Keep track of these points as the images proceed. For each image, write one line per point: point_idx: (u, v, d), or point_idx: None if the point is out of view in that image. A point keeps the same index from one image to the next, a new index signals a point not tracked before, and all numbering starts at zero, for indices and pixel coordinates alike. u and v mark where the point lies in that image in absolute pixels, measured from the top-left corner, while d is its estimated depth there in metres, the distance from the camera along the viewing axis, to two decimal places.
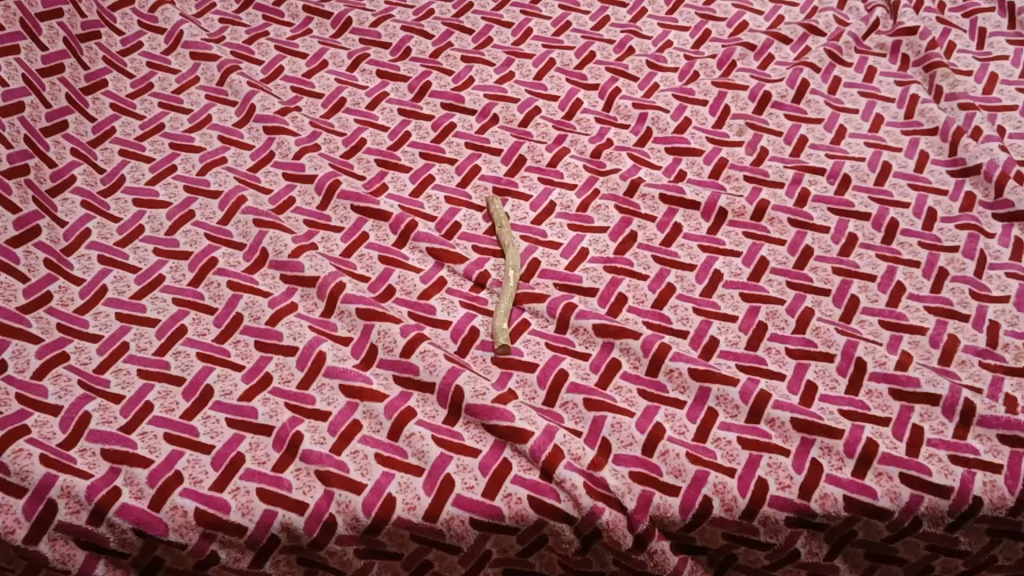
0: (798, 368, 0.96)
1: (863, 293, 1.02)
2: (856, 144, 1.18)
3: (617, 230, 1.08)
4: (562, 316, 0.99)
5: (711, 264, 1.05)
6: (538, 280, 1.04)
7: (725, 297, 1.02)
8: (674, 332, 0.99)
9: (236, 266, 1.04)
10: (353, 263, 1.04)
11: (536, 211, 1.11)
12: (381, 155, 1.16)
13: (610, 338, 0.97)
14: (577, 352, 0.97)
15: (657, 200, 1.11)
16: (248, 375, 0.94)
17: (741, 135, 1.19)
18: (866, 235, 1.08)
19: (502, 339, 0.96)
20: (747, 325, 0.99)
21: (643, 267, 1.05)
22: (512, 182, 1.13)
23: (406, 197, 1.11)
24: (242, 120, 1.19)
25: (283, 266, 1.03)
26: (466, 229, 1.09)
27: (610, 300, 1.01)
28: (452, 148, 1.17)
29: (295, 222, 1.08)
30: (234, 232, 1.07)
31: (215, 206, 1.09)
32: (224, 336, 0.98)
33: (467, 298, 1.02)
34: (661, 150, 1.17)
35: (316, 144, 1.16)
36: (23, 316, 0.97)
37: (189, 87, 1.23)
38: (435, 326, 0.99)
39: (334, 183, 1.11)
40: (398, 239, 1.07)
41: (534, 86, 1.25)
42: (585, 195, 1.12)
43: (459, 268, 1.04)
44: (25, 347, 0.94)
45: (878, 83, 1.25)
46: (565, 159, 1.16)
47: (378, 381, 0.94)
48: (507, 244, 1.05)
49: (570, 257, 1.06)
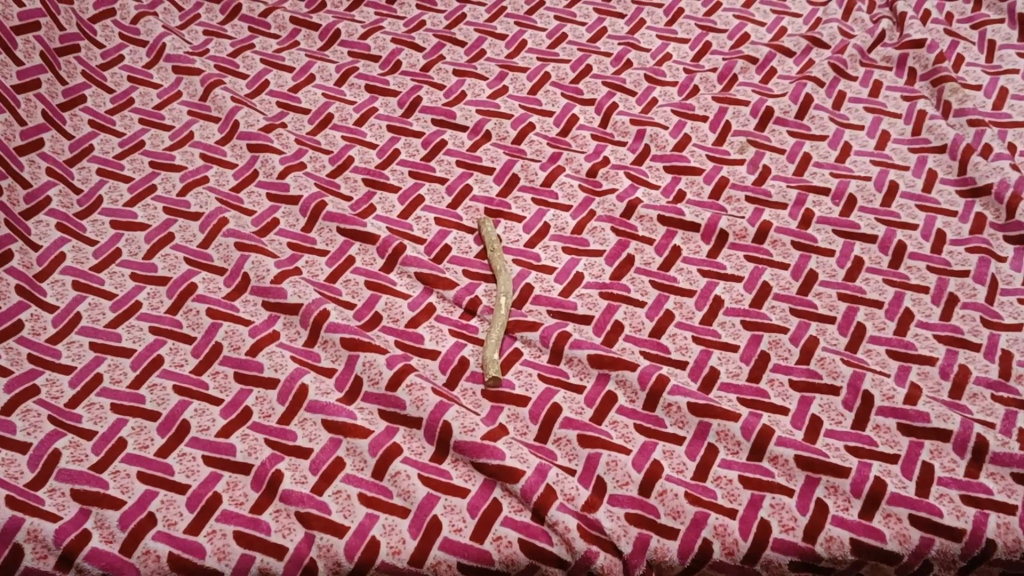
0: (802, 401, 0.92)
1: (870, 321, 0.98)
2: (862, 163, 1.13)
3: (614, 254, 1.04)
4: (556, 345, 0.95)
5: (711, 290, 1.01)
6: (530, 307, 0.99)
7: (726, 325, 0.98)
8: (673, 363, 0.94)
9: (216, 292, 1.00)
10: (338, 289, 1.00)
11: (529, 233, 1.06)
12: (368, 174, 1.12)
13: (606, 369, 0.93)
14: (572, 384, 0.93)
15: (655, 221, 1.07)
16: (227, 409, 0.90)
17: (743, 153, 1.14)
18: (873, 258, 1.04)
19: (492, 371, 0.92)
20: (749, 355, 0.95)
21: (640, 293, 1.00)
22: (504, 203, 1.09)
23: (394, 218, 1.07)
24: (225, 137, 1.15)
25: (265, 292, 0.99)
26: (456, 253, 1.04)
27: (606, 329, 0.97)
28: (443, 167, 1.13)
29: (278, 245, 1.04)
30: (215, 256, 1.03)
31: (195, 228, 1.05)
32: (202, 367, 0.93)
33: (457, 326, 0.98)
34: (660, 168, 1.13)
35: (301, 162, 1.12)
36: None
37: (171, 102, 1.19)
38: (422, 356, 0.95)
39: (320, 204, 1.07)
40: (385, 263, 1.03)
41: (528, 100, 1.21)
42: (580, 216, 1.08)
43: (449, 294, 1.00)
44: None
45: (884, 98, 1.21)
46: (559, 178, 1.11)
47: (363, 416, 0.90)
48: (498, 270, 1.01)
49: (564, 283, 1.01)
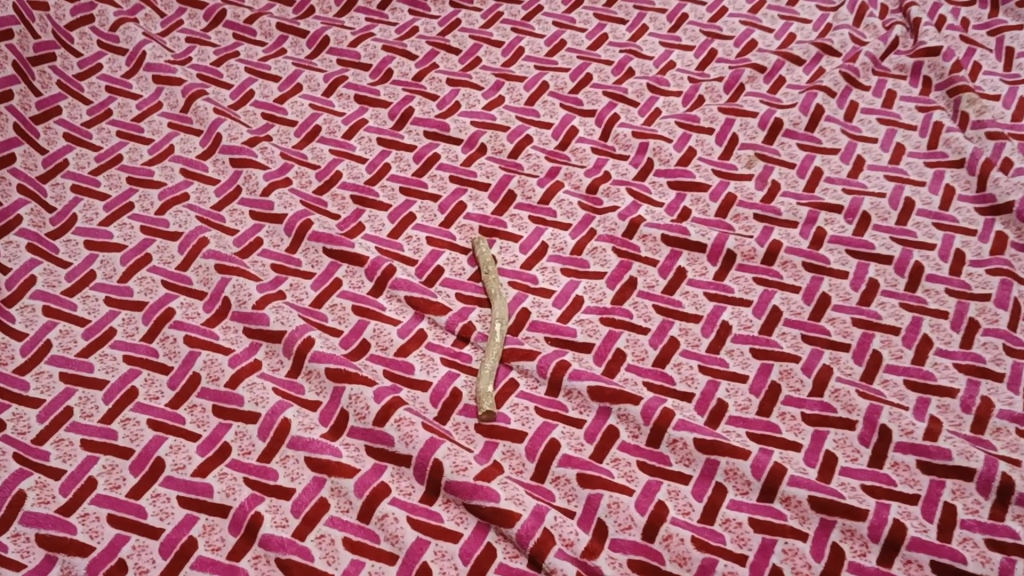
0: (815, 437, 0.86)
1: (886, 348, 0.93)
2: (876, 178, 1.08)
3: (615, 277, 0.99)
4: (554, 376, 0.90)
5: (718, 315, 0.95)
6: (527, 333, 0.94)
7: (734, 354, 0.92)
8: (678, 395, 0.89)
9: (195, 318, 0.94)
10: (324, 314, 0.95)
11: (526, 254, 1.01)
12: (357, 190, 1.06)
13: (607, 403, 0.88)
14: (571, 418, 0.87)
15: (659, 241, 1.02)
16: (204, 446, 0.85)
17: (751, 168, 1.09)
18: (888, 280, 0.99)
19: (486, 405, 0.86)
20: (758, 387, 0.90)
21: (643, 319, 0.95)
22: (500, 221, 1.04)
23: (383, 238, 1.02)
24: (207, 151, 1.09)
25: (246, 317, 0.93)
26: (449, 275, 0.99)
27: (607, 358, 0.92)
28: (435, 183, 1.07)
29: (261, 267, 0.99)
30: (194, 279, 0.97)
31: (174, 249, 0.99)
32: (178, 401, 0.88)
33: (449, 354, 0.92)
34: (664, 184, 1.08)
35: (286, 178, 1.07)
36: (18, 378, 0.89)
37: (150, 113, 1.13)
38: (412, 387, 0.89)
39: (306, 223, 1.01)
40: (374, 286, 0.97)
41: (525, 111, 1.15)
42: (580, 236, 1.02)
43: (441, 320, 0.95)
44: (25, 412, 0.87)
45: (898, 108, 1.15)
46: (558, 195, 1.06)
47: (348, 453, 0.85)
48: (493, 294, 0.96)
49: (563, 307, 0.96)
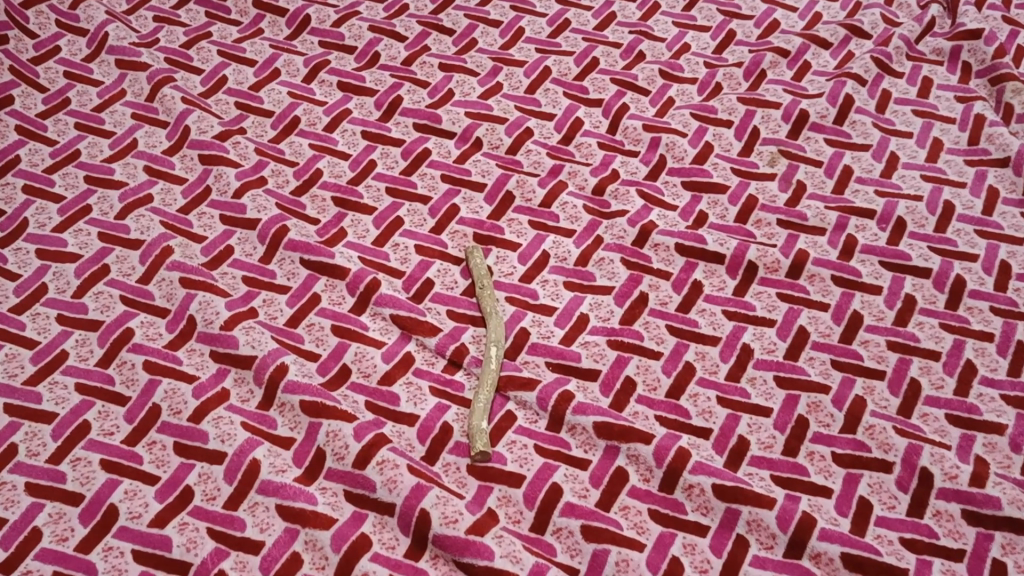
0: (847, 480, 0.77)
1: (925, 376, 0.83)
2: (911, 178, 0.98)
3: (624, 292, 0.89)
4: (555, 410, 0.80)
5: (738, 337, 0.86)
6: (526, 357, 0.85)
7: (756, 383, 0.83)
8: (694, 431, 0.80)
9: (157, 340, 0.84)
10: (299, 336, 0.85)
11: (526, 265, 0.91)
12: (339, 191, 0.96)
13: (615, 441, 0.78)
14: (574, 458, 0.78)
15: (672, 250, 0.92)
16: (163, 490, 0.76)
17: (774, 166, 0.99)
18: (926, 297, 0.89)
19: (480, 444, 0.77)
20: (784, 422, 0.80)
21: (655, 342, 0.85)
22: (497, 227, 0.94)
23: (367, 246, 0.92)
24: (174, 146, 0.99)
25: (213, 339, 0.84)
26: (440, 289, 0.89)
27: (615, 388, 0.82)
28: (426, 183, 0.97)
29: (231, 279, 0.89)
30: (157, 294, 0.87)
31: (135, 259, 0.90)
32: (135, 437, 0.79)
33: (438, 381, 0.83)
34: (678, 184, 0.98)
35: (261, 177, 0.97)
36: None
37: (112, 102, 1.03)
38: (398, 421, 0.80)
39: (282, 229, 0.91)
40: (356, 303, 0.88)
41: (525, 101, 1.05)
42: (586, 244, 0.93)
43: (431, 342, 0.85)
44: None
45: (935, 99, 1.05)
46: (560, 197, 0.96)
47: (325, 499, 0.75)
48: (489, 313, 0.86)
49: (565, 327, 0.86)
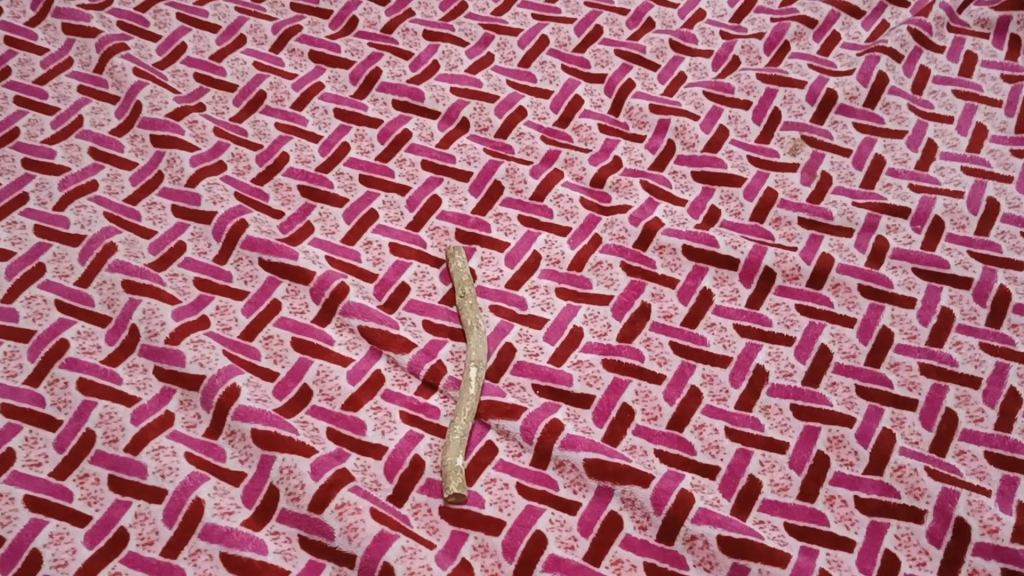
0: (872, 531, 0.68)
1: (962, 407, 0.73)
2: (950, 170, 0.87)
3: (623, 303, 0.79)
4: (541, 443, 0.71)
5: (751, 357, 0.76)
6: (510, 379, 0.75)
7: (770, 412, 0.73)
8: (698, 470, 0.70)
9: (94, 353, 0.75)
10: (255, 350, 0.75)
11: (513, 268, 0.81)
12: (307, 179, 0.86)
13: (608, 482, 0.69)
14: (561, 501, 0.69)
15: (679, 254, 0.81)
16: (94, 533, 0.67)
17: (796, 155, 0.88)
18: (965, 311, 0.78)
19: (454, 485, 0.68)
20: (800, 460, 0.71)
21: (657, 362, 0.75)
22: (482, 223, 0.84)
23: (335, 244, 0.82)
24: (123, 125, 0.89)
25: (157, 354, 0.74)
26: (416, 295, 0.79)
27: (610, 417, 0.73)
28: (404, 170, 0.87)
29: (181, 282, 0.79)
30: (97, 299, 0.78)
31: (74, 258, 0.80)
32: (65, 469, 0.70)
33: (410, 406, 0.73)
34: (688, 175, 0.87)
35: (219, 162, 0.87)
36: None
37: (57, 73, 0.93)
38: (363, 453, 0.71)
39: (239, 225, 0.81)
40: (320, 312, 0.78)
41: (518, 75, 0.94)
42: (581, 245, 0.82)
43: (403, 359, 0.75)
44: None
45: (979, 78, 0.93)
46: (554, 188, 0.86)
47: (276, 548, 0.66)
48: (469, 326, 0.76)
49: (556, 343, 0.77)
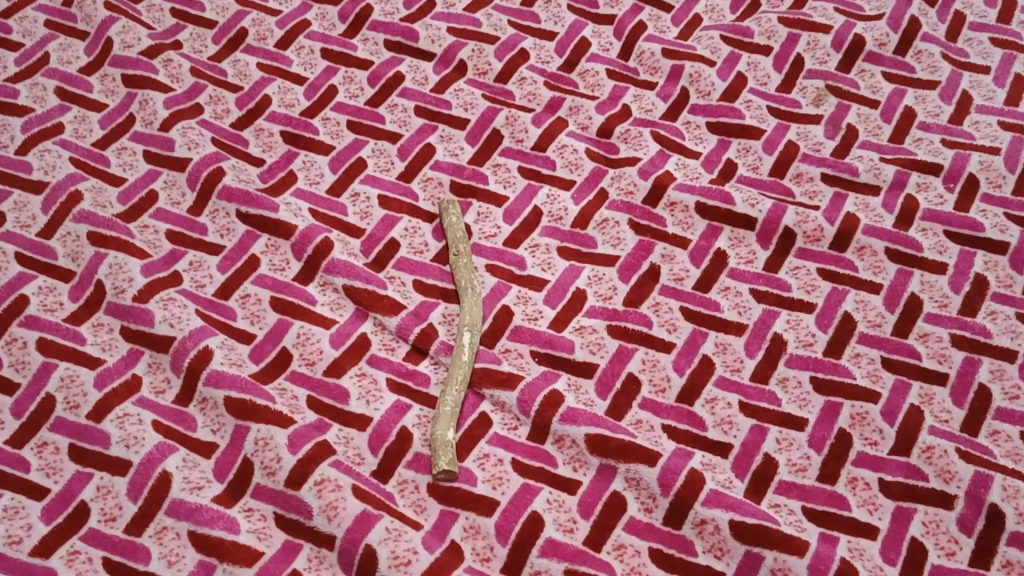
0: (897, 517, 0.62)
1: (997, 382, 0.67)
2: (986, 125, 0.80)
3: (630, 264, 0.73)
4: (540, 416, 0.65)
5: (768, 325, 0.70)
6: (506, 345, 0.69)
7: (788, 386, 0.68)
8: (709, 447, 0.65)
9: (56, 311, 0.69)
10: (231, 310, 0.70)
11: (512, 224, 0.75)
12: (290, 125, 0.79)
13: (611, 459, 0.63)
14: (560, 480, 0.63)
15: (692, 212, 0.75)
16: (52, 508, 0.62)
17: (820, 106, 0.81)
18: (1000, 278, 0.72)
19: (444, 461, 0.62)
20: (820, 438, 0.65)
21: (666, 329, 0.70)
22: (479, 174, 0.77)
23: (320, 195, 0.76)
24: (92, 64, 0.83)
25: (124, 313, 0.68)
26: (406, 252, 0.73)
27: (614, 389, 0.67)
28: (396, 117, 0.80)
29: (152, 235, 0.73)
30: (60, 253, 0.72)
31: (37, 207, 0.74)
32: (23, 437, 0.64)
33: (398, 373, 0.68)
34: (702, 126, 0.81)
35: (195, 105, 0.80)
36: None
37: (22, 6, 0.87)
38: (345, 425, 0.65)
39: (215, 172, 0.75)
40: (302, 270, 0.72)
41: (520, 15, 0.87)
42: (586, 200, 0.76)
43: (391, 323, 0.69)
44: None
45: (1019, 25, 0.86)
46: (558, 138, 0.79)
47: (248, 527, 0.61)
48: (463, 288, 0.70)
49: (557, 307, 0.71)
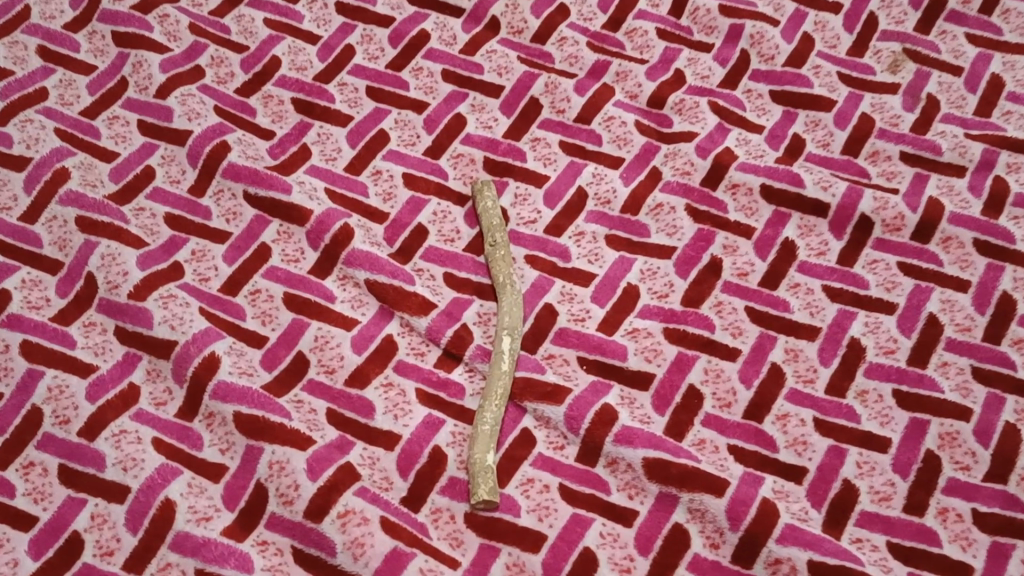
0: (994, 555, 0.55)
1: None
2: None
3: (688, 257, 0.65)
4: (590, 436, 0.58)
5: (843, 328, 0.62)
6: (550, 350, 0.61)
7: (868, 400, 0.60)
8: (781, 472, 0.57)
9: (42, 309, 0.61)
10: (239, 309, 0.62)
11: (554, 209, 0.67)
12: (303, 91, 0.71)
13: (671, 487, 0.56)
14: (615, 509, 0.56)
15: (756, 195, 0.67)
16: (41, 540, 0.54)
17: (896, 73, 0.73)
18: None
19: (484, 490, 0.55)
20: (905, 462, 0.58)
21: (731, 334, 0.62)
22: (515, 150, 0.69)
23: (337, 173, 0.67)
24: (78, 19, 0.75)
25: (118, 312, 0.61)
26: (435, 240, 0.65)
27: (673, 403, 0.59)
28: (421, 83, 0.72)
29: (149, 219, 0.64)
30: (46, 240, 0.64)
31: (20, 186, 0.66)
32: (6, 456, 0.57)
33: (428, 382, 0.60)
34: (765, 95, 0.72)
35: (195, 67, 0.72)
36: None
37: None
38: (371, 443, 0.57)
39: (220, 147, 0.67)
40: (319, 262, 0.64)
41: None
42: (637, 181, 0.68)
43: (421, 324, 0.61)
44: None
45: None
46: (604, 108, 0.71)
47: (263, 563, 0.53)
48: (501, 284, 0.62)
49: (606, 306, 0.63)
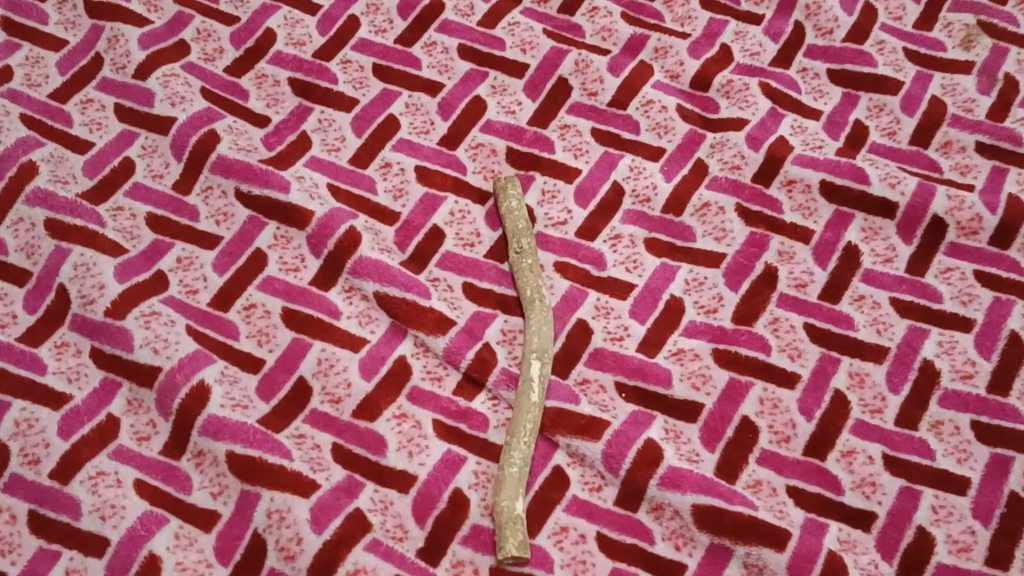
0: None
1: None
2: None
3: (739, 266, 0.57)
4: (632, 477, 0.51)
5: (914, 348, 0.55)
6: (583, 373, 0.54)
7: (943, 432, 0.52)
8: (847, 518, 0.50)
9: (9, 327, 0.54)
10: (232, 327, 0.54)
11: (587, 208, 0.59)
12: (302, 70, 0.63)
13: (725, 539, 0.49)
14: (660, 563, 0.49)
15: (815, 192, 0.59)
16: None
17: (969, 49, 0.65)
18: None
19: (512, 544, 0.48)
20: (987, 507, 0.50)
21: (788, 355, 0.54)
22: (542, 139, 0.61)
23: (341, 166, 0.60)
24: None
25: (95, 331, 0.53)
26: (453, 245, 0.58)
27: (724, 438, 0.52)
28: (434, 61, 0.64)
29: (128, 221, 0.57)
30: (12, 245, 0.56)
31: None
32: None
33: (447, 413, 0.53)
34: (822, 75, 0.64)
35: (179, 42, 0.64)
36: None
37: None
38: (382, 484, 0.50)
39: (207, 137, 0.59)
40: (321, 272, 0.56)
41: None
42: (680, 177, 0.60)
43: (438, 345, 0.54)
44: None
45: None
46: (641, 91, 0.63)
47: None
48: (528, 298, 0.54)
49: (646, 323, 0.56)
